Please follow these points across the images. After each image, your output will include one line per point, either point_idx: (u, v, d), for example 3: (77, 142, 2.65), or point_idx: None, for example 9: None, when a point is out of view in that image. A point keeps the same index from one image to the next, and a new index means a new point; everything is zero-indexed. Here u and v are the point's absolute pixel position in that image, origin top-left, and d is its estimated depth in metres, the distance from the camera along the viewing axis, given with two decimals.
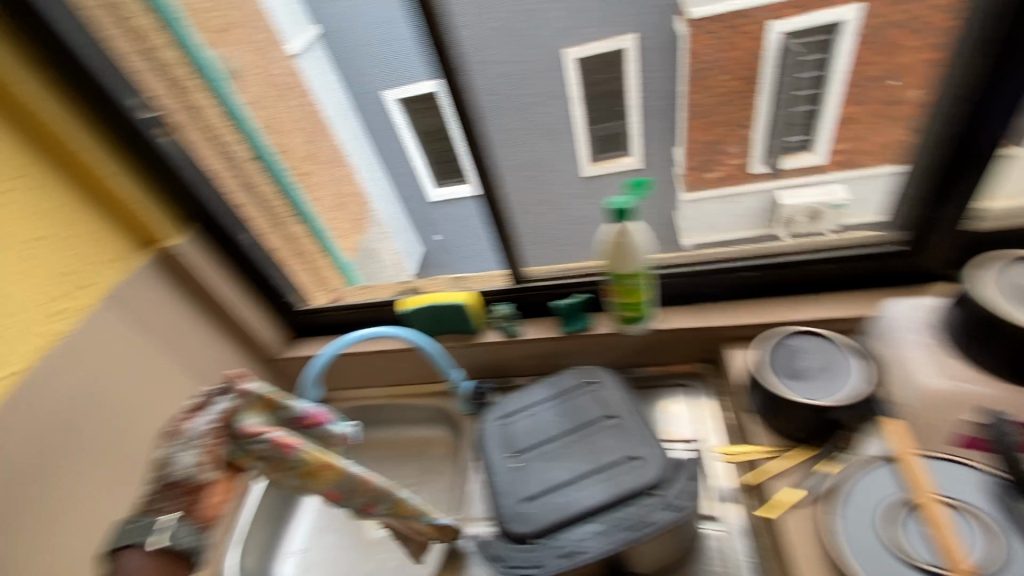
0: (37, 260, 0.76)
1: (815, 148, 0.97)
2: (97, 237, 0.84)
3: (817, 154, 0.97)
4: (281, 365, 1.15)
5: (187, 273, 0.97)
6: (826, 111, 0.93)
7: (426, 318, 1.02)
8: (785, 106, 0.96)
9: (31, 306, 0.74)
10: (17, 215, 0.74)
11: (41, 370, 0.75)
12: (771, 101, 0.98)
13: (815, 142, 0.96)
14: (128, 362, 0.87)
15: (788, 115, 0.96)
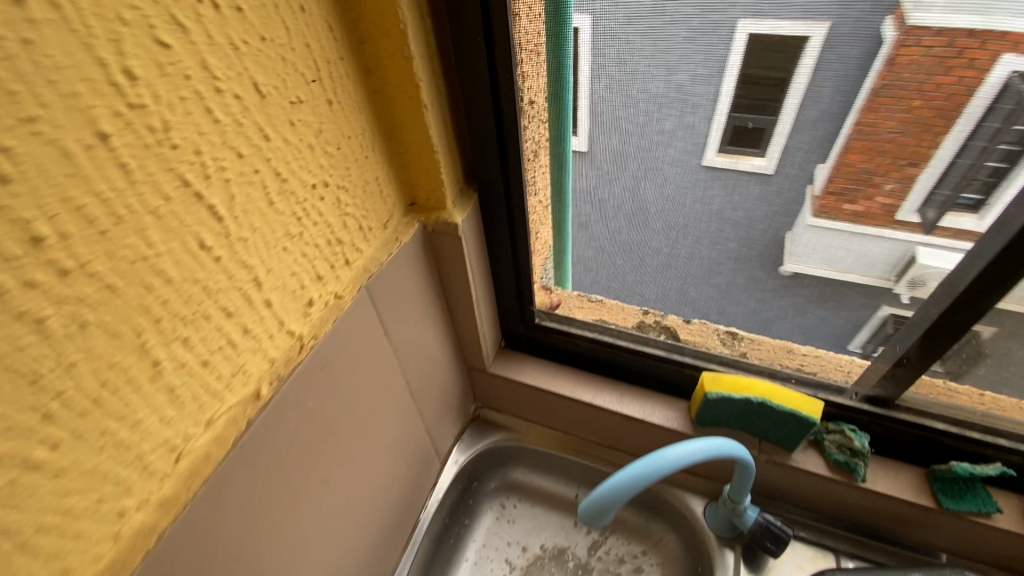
0: (300, 221, 0.44)
1: (982, 216, 0.49)
2: (369, 190, 0.53)
3: (980, 221, 0.50)
4: (479, 378, 0.89)
5: (446, 256, 0.66)
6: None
7: (748, 413, 0.70)
8: (968, 157, 0.47)
9: (279, 295, 0.44)
10: (300, 138, 0.42)
11: (277, 397, 0.46)
12: (943, 163, 0.49)
13: (986, 210, 0.49)
14: (362, 374, 0.58)
15: (970, 170, 0.48)
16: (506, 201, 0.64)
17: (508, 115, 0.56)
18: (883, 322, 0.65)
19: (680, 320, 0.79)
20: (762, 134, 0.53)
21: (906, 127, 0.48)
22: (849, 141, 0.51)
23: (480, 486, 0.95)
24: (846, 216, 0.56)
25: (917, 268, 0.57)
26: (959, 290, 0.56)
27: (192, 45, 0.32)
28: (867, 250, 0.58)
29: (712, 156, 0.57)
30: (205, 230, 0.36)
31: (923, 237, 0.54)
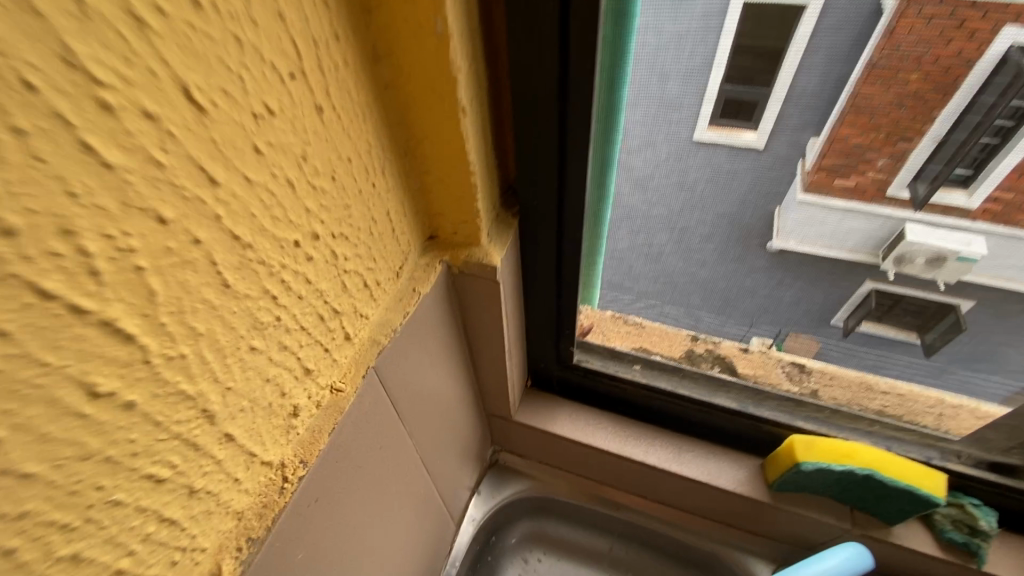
0: (275, 302, 0.28)
1: (971, 193, 0.47)
2: (376, 231, 0.36)
3: (970, 199, 0.48)
4: (500, 425, 0.73)
5: (476, 302, 0.49)
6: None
7: (847, 485, 0.57)
8: (963, 134, 0.43)
9: (245, 419, 0.28)
10: (271, 173, 0.25)
11: (247, 571, 0.29)
12: (937, 142, 0.44)
13: (975, 187, 0.47)
14: (375, 483, 0.42)
15: (964, 146, 0.44)
16: (556, 227, 0.47)
17: (576, 117, 0.38)
18: (866, 296, 0.61)
19: (737, 348, 0.67)
20: (755, 106, 0.43)
21: (901, 102, 0.41)
22: (844, 112, 0.43)
23: (500, 539, 0.79)
24: (842, 179, 0.48)
25: (906, 244, 0.53)
26: (944, 264, 0.53)
27: (26, 17, 0.15)
28: (846, 227, 0.53)
29: (702, 131, 0.44)
30: (94, 366, 0.19)
31: (912, 216, 0.51)
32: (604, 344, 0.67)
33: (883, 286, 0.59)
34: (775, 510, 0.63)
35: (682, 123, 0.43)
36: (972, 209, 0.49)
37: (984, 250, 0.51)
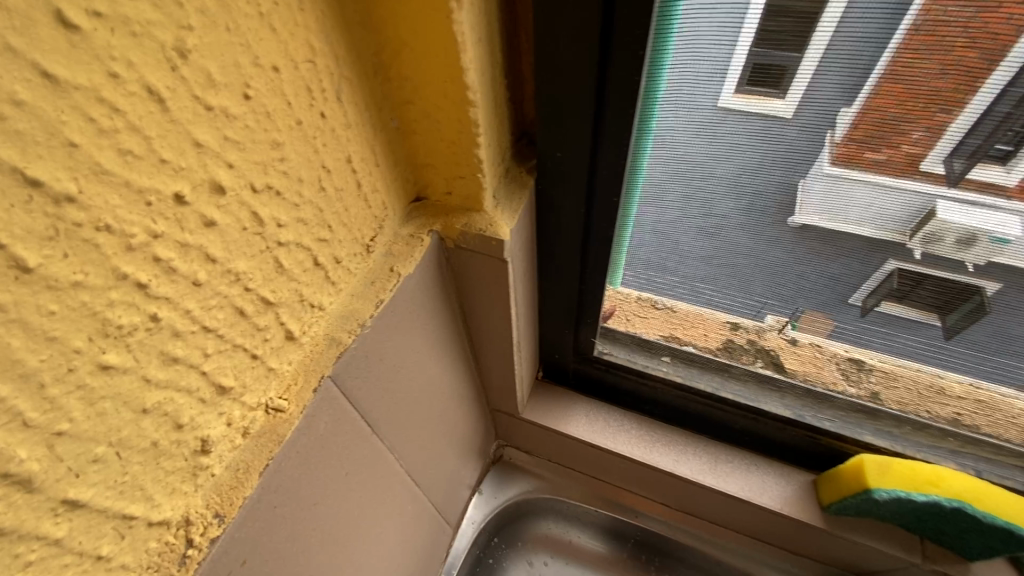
0: (146, 291, 0.18)
1: (1012, 171, 0.29)
2: (332, 187, 0.25)
3: (1009, 176, 0.29)
4: (506, 421, 0.64)
5: (477, 283, 0.38)
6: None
7: (925, 516, 0.46)
8: (1015, 97, 0.26)
9: (108, 472, 0.18)
10: (111, 72, 0.15)
11: None
12: (980, 110, 0.27)
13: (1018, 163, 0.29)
14: (338, 516, 0.32)
15: (1010, 115, 0.27)
16: (586, 188, 0.36)
17: (626, 22, 0.26)
18: (886, 277, 0.39)
19: (784, 342, 0.51)
20: (787, 74, 0.28)
21: (947, 70, 0.26)
22: (880, 81, 0.27)
23: (503, 540, 0.71)
24: (867, 165, 0.31)
25: (934, 221, 0.34)
26: (974, 247, 0.34)
27: None
28: (870, 199, 0.33)
29: (726, 96, 0.31)
30: None
31: (941, 192, 0.32)
32: (625, 330, 0.55)
33: (911, 268, 0.38)
34: (829, 535, 0.53)
35: (700, 80, 0.30)
36: (1011, 187, 0.30)
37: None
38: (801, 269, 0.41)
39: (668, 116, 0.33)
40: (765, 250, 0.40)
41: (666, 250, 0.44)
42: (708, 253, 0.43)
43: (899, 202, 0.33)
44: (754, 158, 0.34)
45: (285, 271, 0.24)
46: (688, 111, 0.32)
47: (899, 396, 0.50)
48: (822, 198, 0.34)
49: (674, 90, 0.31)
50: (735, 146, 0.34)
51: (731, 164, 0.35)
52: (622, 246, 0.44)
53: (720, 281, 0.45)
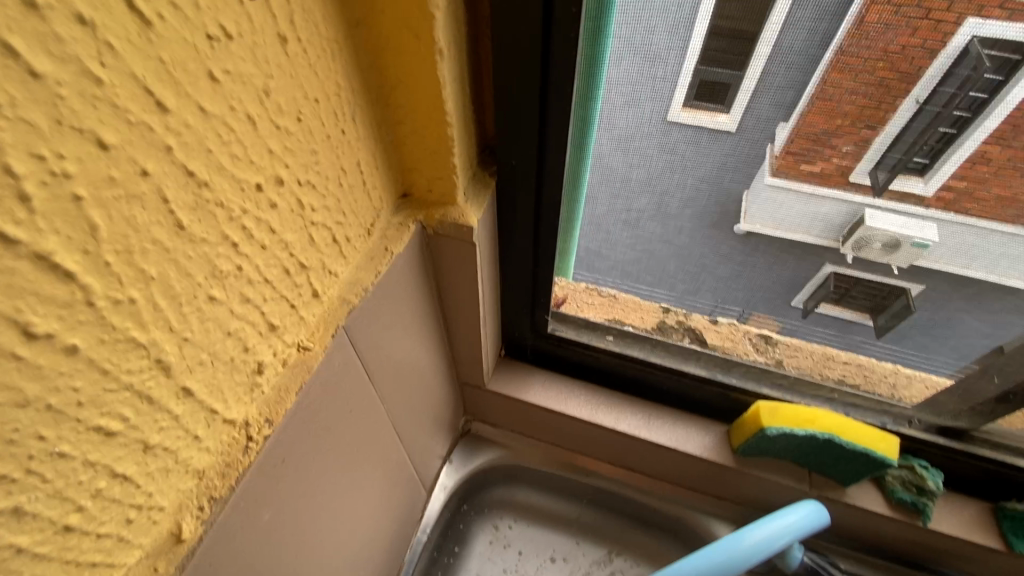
0: (236, 249, 0.26)
1: (929, 180, 0.42)
2: (347, 183, 0.34)
3: (926, 186, 0.42)
4: (472, 393, 0.73)
5: (451, 264, 0.48)
6: (992, 121, 0.37)
7: (807, 448, 0.58)
8: (922, 122, 0.38)
9: (205, 372, 0.26)
10: (230, 106, 0.23)
11: (210, 532, 0.28)
12: (898, 131, 0.39)
13: (932, 175, 0.41)
14: (346, 444, 0.41)
15: (922, 135, 0.39)
16: (535, 189, 0.46)
17: (558, 68, 0.37)
18: (826, 278, 0.54)
19: (706, 321, 0.65)
20: (729, 89, 0.39)
21: (867, 90, 0.37)
22: (811, 101, 0.38)
23: (471, 507, 0.80)
24: (803, 175, 0.44)
25: (864, 229, 0.47)
26: (900, 249, 0.48)
27: None
28: (813, 210, 0.47)
29: (675, 111, 0.41)
30: (26, 304, 0.17)
31: (871, 202, 0.45)
32: (577, 314, 0.66)
33: (844, 270, 0.52)
34: (740, 473, 0.65)
35: (644, 108, 0.41)
36: (928, 197, 0.43)
37: (937, 235, 0.45)
38: (704, 251, 0.53)
39: (599, 135, 0.44)
40: (675, 236, 0.52)
41: (602, 239, 0.55)
42: (639, 241, 0.54)
43: (825, 214, 0.47)
44: (660, 164, 0.45)
45: (313, 244, 0.32)
46: (611, 131, 0.44)
47: (807, 360, 0.64)
48: (774, 216, 0.48)
49: (602, 116, 0.43)
50: (646, 155, 0.45)
51: (644, 169, 0.46)
52: (573, 234, 0.54)
53: (643, 264, 0.57)
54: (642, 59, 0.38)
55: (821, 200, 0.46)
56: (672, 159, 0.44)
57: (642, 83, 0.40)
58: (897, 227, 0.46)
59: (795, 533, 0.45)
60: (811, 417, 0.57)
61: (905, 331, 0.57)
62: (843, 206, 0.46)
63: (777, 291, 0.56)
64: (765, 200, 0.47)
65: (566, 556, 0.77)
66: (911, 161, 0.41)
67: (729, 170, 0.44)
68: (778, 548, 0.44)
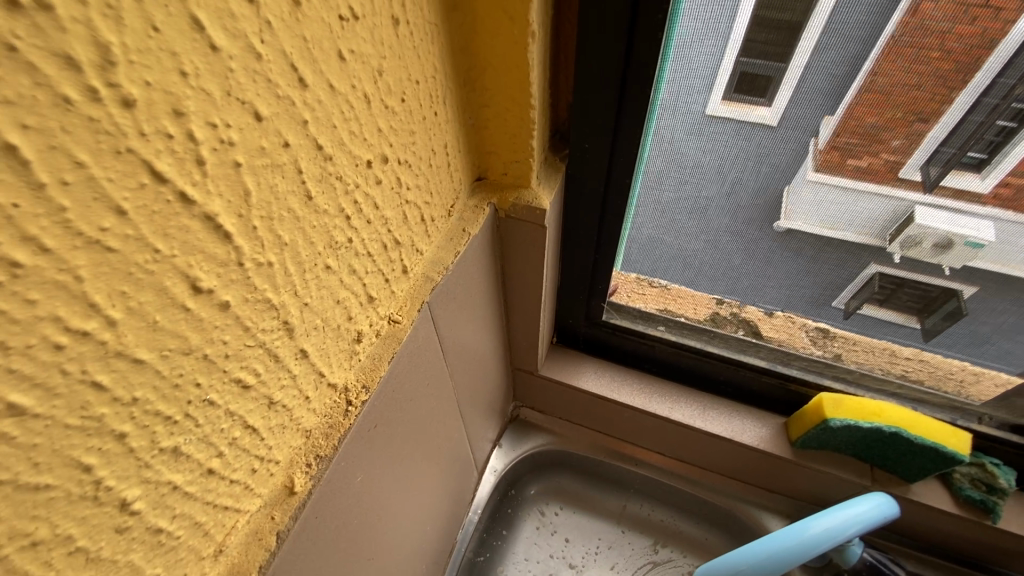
0: (348, 222, 0.27)
1: (985, 176, 0.41)
2: (436, 165, 0.35)
3: (982, 182, 0.42)
4: (524, 379, 0.74)
5: (517, 249, 0.49)
6: None
7: (873, 442, 0.57)
8: (980, 115, 0.38)
9: (318, 337, 0.28)
10: (352, 84, 0.25)
11: (316, 487, 0.30)
12: (955, 122, 0.39)
13: (988, 170, 0.41)
14: (419, 419, 0.43)
15: (978, 129, 0.39)
16: (603, 174, 0.47)
17: (640, 46, 0.37)
18: (870, 278, 0.53)
19: (762, 313, 0.62)
20: (771, 81, 0.40)
21: (921, 82, 0.37)
22: (859, 95, 0.38)
23: (519, 492, 0.81)
24: (849, 172, 0.44)
25: (914, 227, 0.47)
26: (953, 248, 0.47)
27: None
28: (859, 207, 0.46)
29: (715, 104, 0.42)
30: (195, 261, 0.19)
31: (923, 198, 0.44)
32: (629, 304, 0.66)
33: (888, 270, 0.51)
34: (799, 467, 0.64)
35: (694, 96, 0.42)
36: (984, 193, 0.42)
37: (993, 235, 0.45)
38: (771, 241, 0.52)
39: (666, 120, 0.44)
40: (741, 225, 0.51)
41: (663, 226, 0.55)
42: (703, 229, 0.53)
43: (876, 213, 0.46)
44: (731, 148, 0.45)
45: (405, 221, 0.34)
46: (678, 115, 0.44)
47: (867, 356, 0.62)
48: (826, 216, 0.47)
49: (673, 99, 0.43)
50: (717, 140, 0.44)
51: (714, 154, 0.46)
52: (628, 225, 0.55)
53: (704, 253, 0.56)
54: (708, 46, 0.39)
55: (884, 186, 0.44)
56: (744, 144, 0.44)
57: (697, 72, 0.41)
58: (952, 224, 0.45)
59: (868, 523, 0.44)
60: (869, 408, 0.57)
61: (979, 330, 0.54)
62: (896, 204, 0.45)
63: (837, 288, 0.55)
64: (819, 196, 0.46)
65: (613, 544, 0.78)
66: (966, 155, 0.40)
67: (805, 160, 0.44)
68: (848, 536, 0.43)
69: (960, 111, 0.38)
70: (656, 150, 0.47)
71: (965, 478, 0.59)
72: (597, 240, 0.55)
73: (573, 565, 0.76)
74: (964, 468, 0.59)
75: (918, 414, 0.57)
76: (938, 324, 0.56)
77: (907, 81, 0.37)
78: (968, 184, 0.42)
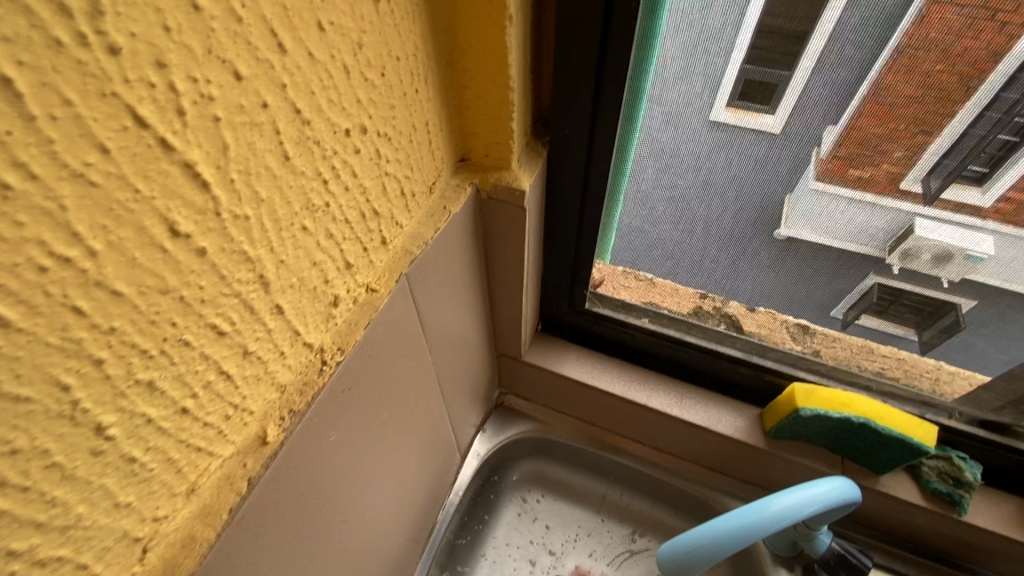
0: (326, 186, 0.29)
1: (985, 191, 0.43)
2: (417, 141, 0.37)
3: (982, 196, 0.43)
4: (508, 365, 0.76)
5: (499, 231, 0.50)
6: None
7: (842, 433, 0.59)
8: (982, 129, 0.39)
9: (294, 295, 0.30)
10: (331, 54, 0.26)
11: (290, 439, 0.32)
12: (956, 135, 0.40)
13: (990, 183, 0.42)
14: (397, 391, 0.44)
15: (981, 143, 0.40)
16: (585, 162, 0.49)
17: (619, 38, 0.38)
18: (869, 288, 0.55)
19: (745, 309, 0.64)
20: (775, 90, 0.42)
21: (924, 94, 0.39)
22: (862, 105, 0.41)
23: (501, 477, 0.82)
24: (854, 180, 0.46)
25: (913, 239, 0.49)
26: (951, 262, 0.49)
27: None
28: (856, 217, 0.48)
29: (719, 112, 0.44)
30: (174, 206, 0.21)
31: (920, 210, 0.46)
32: (613, 295, 0.68)
33: (888, 280, 0.53)
34: (771, 456, 0.65)
35: (696, 99, 0.44)
36: (984, 208, 0.44)
37: (993, 248, 0.47)
38: (744, 233, 0.54)
39: (650, 110, 0.46)
40: (718, 216, 0.53)
41: (644, 216, 0.56)
42: (682, 220, 0.55)
43: (875, 220, 0.48)
44: (708, 141, 0.47)
45: (383, 193, 0.35)
46: (664, 107, 0.45)
47: (847, 352, 0.64)
48: (824, 227, 0.50)
49: (660, 92, 0.44)
50: (694, 133, 0.46)
51: (691, 146, 0.48)
52: (613, 215, 0.56)
53: (685, 244, 0.58)
54: (708, 55, 0.41)
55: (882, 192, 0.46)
56: (717, 135, 0.46)
57: (692, 78, 0.43)
58: (949, 236, 0.47)
59: (828, 501, 0.45)
60: (841, 400, 0.58)
61: (970, 341, 0.56)
62: (895, 214, 0.47)
63: (833, 297, 0.58)
64: (817, 207, 0.49)
65: (591, 532, 0.79)
66: (970, 167, 0.42)
67: (776, 152, 0.46)
68: (808, 514, 0.45)
69: (962, 125, 0.40)
70: (649, 146, 0.49)
71: (932, 470, 0.61)
72: (581, 231, 0.57)
73: (552, 551, 0.77)
74: (932, 461, 0.61)
75: (887, 407, 0.58)
76: (941, 335, 0.57)
77: (912, 95, 0.39)
78: (959, 198, 0.44)
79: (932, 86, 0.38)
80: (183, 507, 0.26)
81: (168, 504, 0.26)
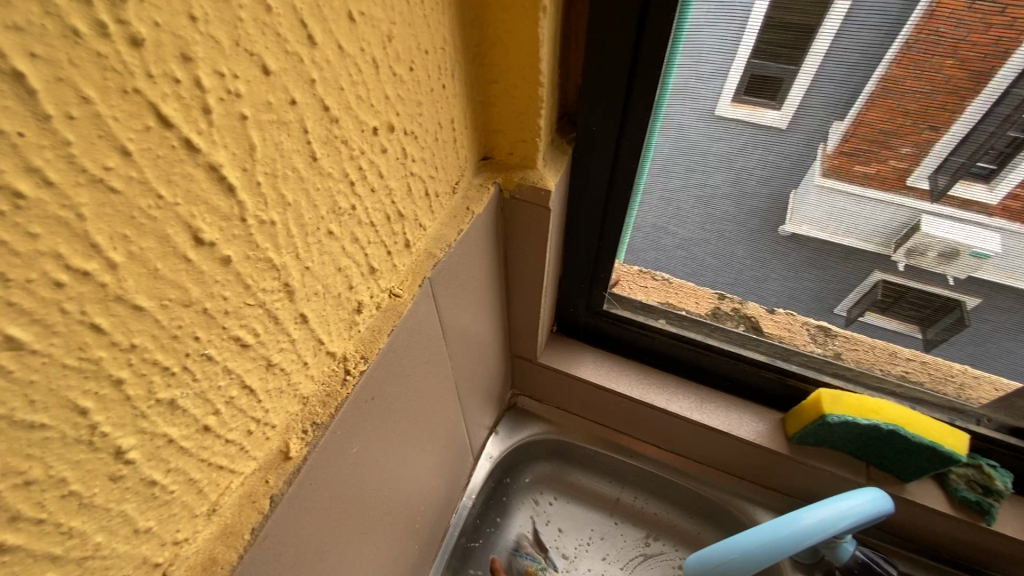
0: (352, 188, 0.27)
1: (994, 188, 0.40)
2: (442, 139, 0.35)
3: (990, 194, 0.41)
4: (523, 366, 0.74)
5: (520, 230, 0.49)
6: None
7: (869, 440, 0.57)
8: (991, 124, 0.37)
9: (318, 303, 0.28)
10: (361, 47, 0.25)
11: (312, 454, 0.30)
12: (966, 129, 0.38)
13: (998, 181, 0.40)
14: (417, 397, 0.42)
15: (989, 139, 0.38)
16: (611, 159, 0.47)
17: (652, 30, 0.37)
18: (872, 287, 0.53)
19: (763, 309, 0.63)
20: (782, 84, 0.40)
21: (933, 88, 0.36)
22: (869, 99, 0.39)
23: (514, 480, 0.81)
24: (856, 177, 0.44)
25: (919, 236, 0.46)
26: (957, 259, 0.47)
27: None
28: (862, 215, 0.46)
29: (723, 106, 0.43)
30: (199, 212, 0.19)
31: (930, 207, 0.44)
32: (630, 296, 0.66)
33: (893, 279, 0.51)
34: (794, 462, 0.64)
35: (704, 93, 0.42)
36: (992, 206, 0.41)
37: (1000, 247, 0.44)
38: (772, 235, 0.52)
39: (678, 106, 0.44)
40: (745, 216, 0.51)
41: (668, 216, 0.54)
42: (707, 220, 0.53)
43: (880, 219, 0.46)
44: (739, 138, 0.45)
45: (407, 193, 0.33)
46: (692, 102, 0.43)
47: (868, 356, 0.62)
48: (831, 225, 0.48)
49: (683, 84, 0.42)
50: (724, 130, 0.44)
51: (720, 144, 0.46)
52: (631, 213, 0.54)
53: (708, 244, 0.56)
54: (725, 45, 0.39)
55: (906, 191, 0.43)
56: (748, 133, 0.44)
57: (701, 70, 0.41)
58: (954, 234, 0.45)
59: (863, 515, 0.44)
60: (871, 406, 0.56)
61: (985, 339, 0.53)
62: (900, 212, 0.45)
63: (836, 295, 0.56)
64: (821, 206, 0.47)
65: (605, 535, 0.78)
66: (976, 163, 0.39)
67: (812, 152, 0.44)
68: (842, 528, 0.43)
69: (970, 119, 0.37)
70: (667, 141, 0.47)
71: (960, 479, 0.59)
72: (602, 229, 0.55)
73: (565, 555, 0.76)
74: (960, 469, 0.59)
75: (916, 414, 0.57)
76: (947, 333, 0.55)
77: (919, 87, 0.36)
78: (966, 194, 0.41)
79: (940, 78, 0.36)
80: (202, 528, 0.25)
81: (188, 527, 0.24)
